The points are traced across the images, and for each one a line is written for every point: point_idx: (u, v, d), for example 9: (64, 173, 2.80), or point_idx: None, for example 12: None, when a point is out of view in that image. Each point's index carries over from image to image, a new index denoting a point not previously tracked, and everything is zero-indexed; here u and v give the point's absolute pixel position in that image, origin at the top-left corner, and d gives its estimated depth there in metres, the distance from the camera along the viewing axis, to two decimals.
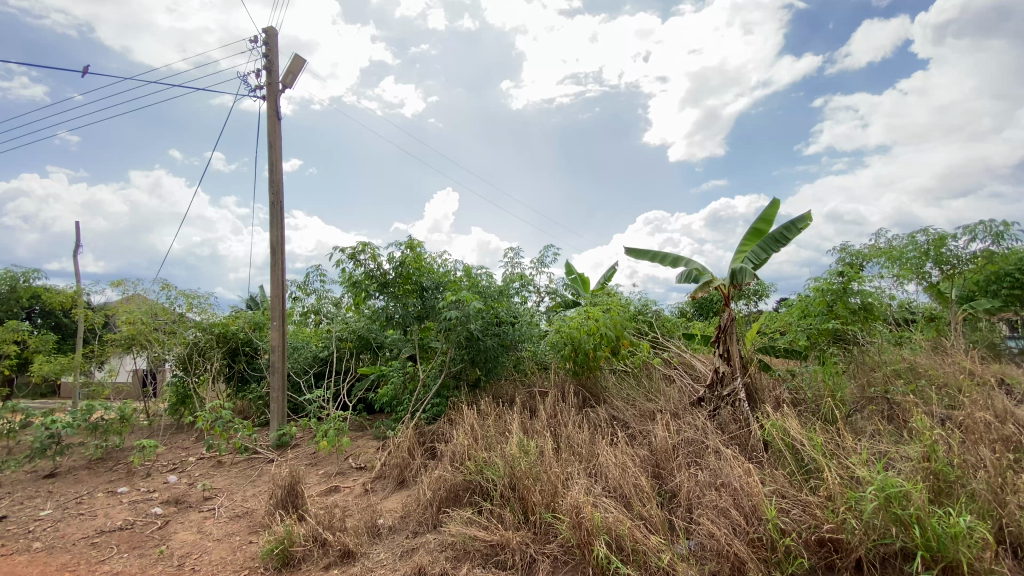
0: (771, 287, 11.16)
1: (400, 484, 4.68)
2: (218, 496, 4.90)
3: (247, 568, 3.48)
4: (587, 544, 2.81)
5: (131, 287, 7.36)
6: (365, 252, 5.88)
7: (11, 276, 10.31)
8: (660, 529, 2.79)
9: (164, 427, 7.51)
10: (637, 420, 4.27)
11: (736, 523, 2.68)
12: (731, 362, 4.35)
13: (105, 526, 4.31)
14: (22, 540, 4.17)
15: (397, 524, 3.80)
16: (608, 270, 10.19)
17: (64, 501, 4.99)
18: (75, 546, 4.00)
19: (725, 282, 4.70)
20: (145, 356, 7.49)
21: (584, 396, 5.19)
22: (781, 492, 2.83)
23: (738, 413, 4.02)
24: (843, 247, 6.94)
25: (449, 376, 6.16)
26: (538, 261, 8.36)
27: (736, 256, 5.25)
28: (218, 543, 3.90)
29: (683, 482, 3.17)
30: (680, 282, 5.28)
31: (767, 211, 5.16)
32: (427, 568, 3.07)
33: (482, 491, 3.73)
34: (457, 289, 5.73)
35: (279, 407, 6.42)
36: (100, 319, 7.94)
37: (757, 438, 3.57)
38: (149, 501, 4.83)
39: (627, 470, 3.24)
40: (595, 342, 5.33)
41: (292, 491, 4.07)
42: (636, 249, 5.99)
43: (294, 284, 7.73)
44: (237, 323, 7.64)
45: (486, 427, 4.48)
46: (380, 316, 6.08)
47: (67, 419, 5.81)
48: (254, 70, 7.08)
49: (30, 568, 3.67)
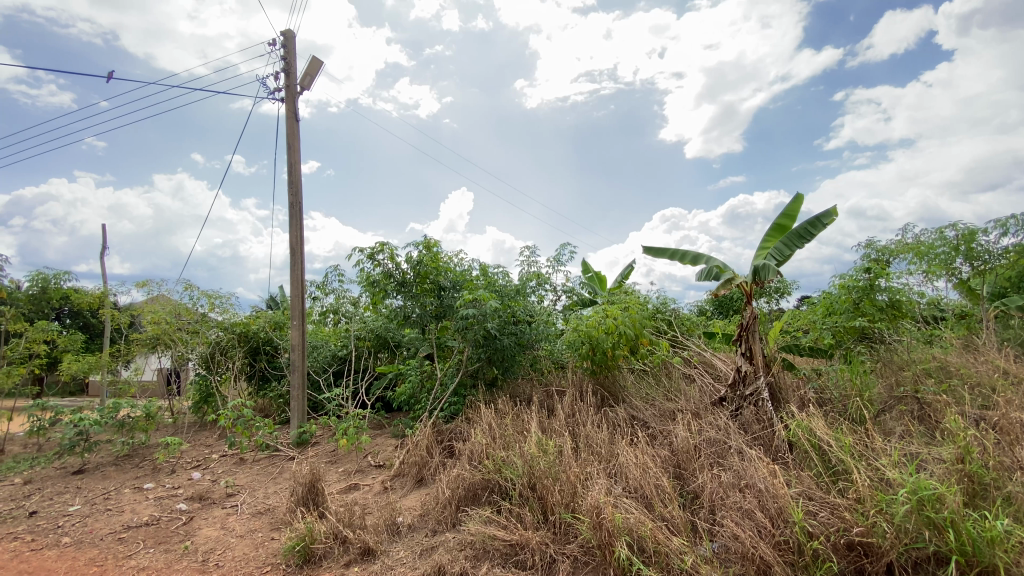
0: (793, 285, 10.95)
1: (419, 483, 4.70)
2: (240, 493, 4.97)
3: (269, 565, 3.52)
4: (607, 545, 2.77)
5: (156, 288, 7.52)
6: (383, 251, 5.92)
7: (43, 277, 10.65)
8: (683, 530, 2.74)
9: (188, 424, 7.66)
10: (657, 419, 4.20)
11: (761, 526, 2.62)
12: (753, 361, 4.26)
13: (132, 521, 4.40)
14: (52, 535, 4.28)
15: (416, 523, 3.82)
16: (626, 269, 10.10)
17: (92, 497, 5.12)
18: (103, 541, 4.09)
19: (748, 279, 4.60)
20: (169, 355, 7.65)
21: (602, 395, 5.13)
22: (808, 494, 2.76)
23: (761, 413, 3.93)
24: (869, 243, 6.75)
25: (466, 375, 6.16)
26: (554, 260, 8.31)
27: (759, 253, 5.16)
28: (241, 539, 3.95)
29: (706, 484, 3.11)
30: (700, 280, 5.19)
31: (790, 206, 5.04)
32: (446, 568, 3.05)
33: (500, 490, 3.71)
34: (474, 288, 5.72)
35: (299, 405, 6.49)
36: (126, 319, 8.13)
37: (782, 439, 3.48)
38: (175, 498, 4.93)
39: (648, 471, 3.19)
40: (613, 340, 5.27)
41: (313, 489, 4.11)
42: (655, 247, 5.90)
43: (313, 284, 7.78)
44: (258, 322, 7.76)
45: (503, 426, 4.46)
46: (398, 315, 6.12)
47: (95, 417, 5.96)
48: (274, 74, 7.19)
49: (59, 563, 3.76)
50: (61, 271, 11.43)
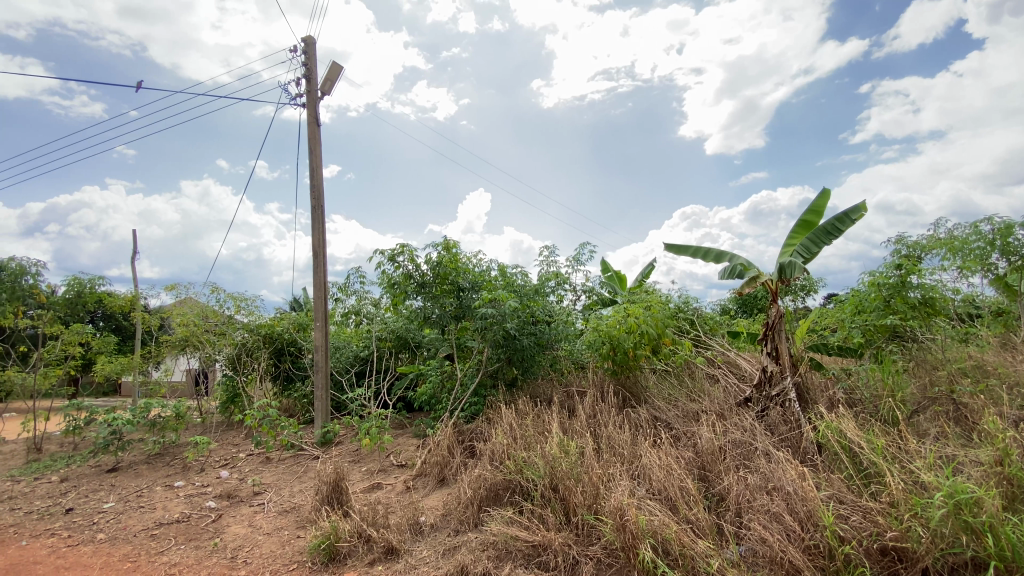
0: (819, 282, 10.70)
1: (441, 483, 4.73)
2: (267, 492, 5.07)
3: (295, 563, 3.57)
4: (631, 548, 2.74)
5: (184, 291, 7.73)
6: (403, 253, 5.97)
7: (78, 282, 11.05)
8: (709, 533, 2.69)
9: (216, 424, 7.86)
10: (680, 420, 4.14)
11: (790, 529, 2.56)
12: (780, 361, 4.17)
13: (164, 518, 4.53)
14: (88, 531, 4.43)
15: (438, 523, 3.84)
16: (646, 268, 9.95)
17: (126, 494, 5.28)
18: (137, 538, 4.21)
19: (773, 277, 4.50)
20: (198, 356, 7.85)
21: (624, 395, 5.08)
22: (839, 498, 2.69)
23: (788, 414, 3.84)
24: (899, 238, 6.54)
25: (486, 375, 6.17)
26: (573, 259, 8.25)
27: (784, 250, 5.04)
28: (268, 537, 4.03)
29: (732, 486, 3.05)
30: (723, 278, 5.10)
31: (816, 202, 4.92)
32: (469, 568, 3.06)
33: (522, 491, 3.70)
34: (493, 288, 5.72)
35: (322, 406, 6.59)
36: (156, 322, 8.38)
37: (810, 440, 3.40)
38: (204, 495, 5.06)
39: (672, 472, 3.14)
40: (635, 340, 5.21)
41: (337, 488, 4.16)
42: (676, 245, 5.82)
43: (335, 286, 7.89)
44: (282, 324, 7.90)
45: (524, 426, 4.45)
46: (418, 316, 6.16)
47: (127, 416, 6.16)
48: (295, 80, 7.32)
49: (95, 558, 3.88)
50: (95, 276, 11.82)
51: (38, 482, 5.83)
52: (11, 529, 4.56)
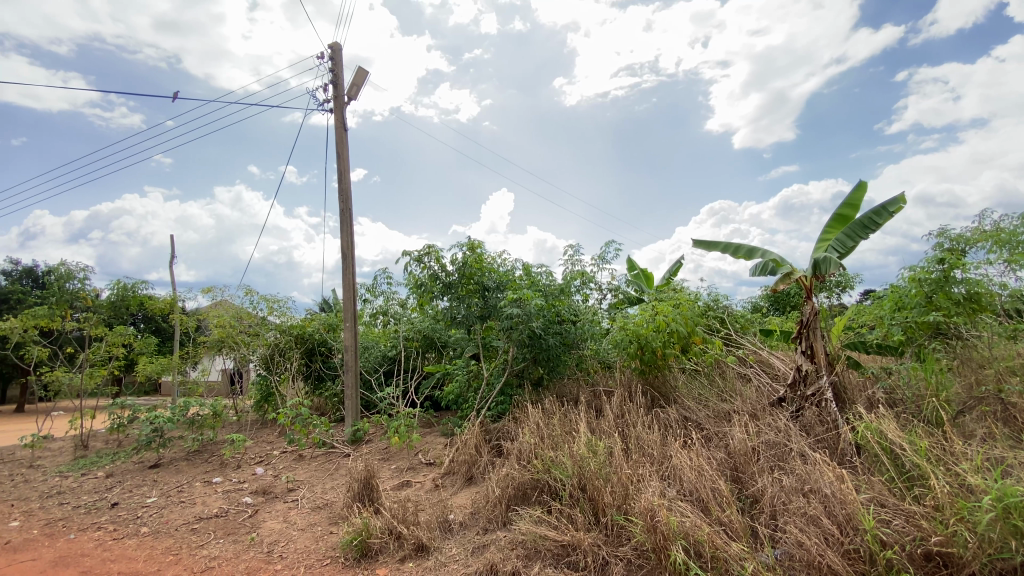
0: (855, 278, 10.34)
1: (468, 481, 4.76)
2: (301, 488, 5.20)
3: (328, 558, 3.65)
4: (663, 549, 2.70)
5: (219, 293, 8.00)
6: (429, 254, 6.03)
7: (121, 285, 11.56)
8: (743, 536, 2.63)
9: (250, 422, 8.10)
10: (711, 420, 4.07)
11: (828, 533, 2.48)
12: (815, 359, 4.05)
13: (203, 513, 4.70)
14: (134, 524, 4.63)
15: (467, 521, 3.88)
16: (673, 265, 9.80)
17: (167, 489, 5.49)
18: (178, 531, 4.38)
19: (807, 273, 4.37)
20: (233, 357, 8.10)
21: (652, 395, 5.00)
22: (880, 501, 2.59)
23: (824, 414, 3.73)
24: (941, 231, 6.26)
25: (512, 374, 6.18)
26: (598, 258, 8.19)
27: (818, 245, 4.89)
28: (302, 533, 4.13)
29: (766, 487, 2.98)
30: (754, 274, 4.98)
31: (851, 195, 4.76)
32: (499, 566, 3.07)
33: (550, 490, 3.68)
34: (518, 288, 5.72)
35: (352, 404, 6.72)
36: (193, 323, 8.69)
37: (848, 442, 3.29)
38: (241, 491, 5.22)
39: (703, 473, 3.09)
40: (663, 339, 5.13)
41: (368, 485, 4.24)
42: (705, 241, 5.71)
43: (363, 287, 8.03)
44: (313, 324, 8.10)
45: (552, 426, 4.42)
46: (445, 316, 6.22)
47: (168, 414, 6.41)
48: (323, 86, 7.48)
49: (140, 551, 4.05)
50: (136, 279, 12.33)
51: (86, 477, 6.11)
52: (62, 522, 4.79)
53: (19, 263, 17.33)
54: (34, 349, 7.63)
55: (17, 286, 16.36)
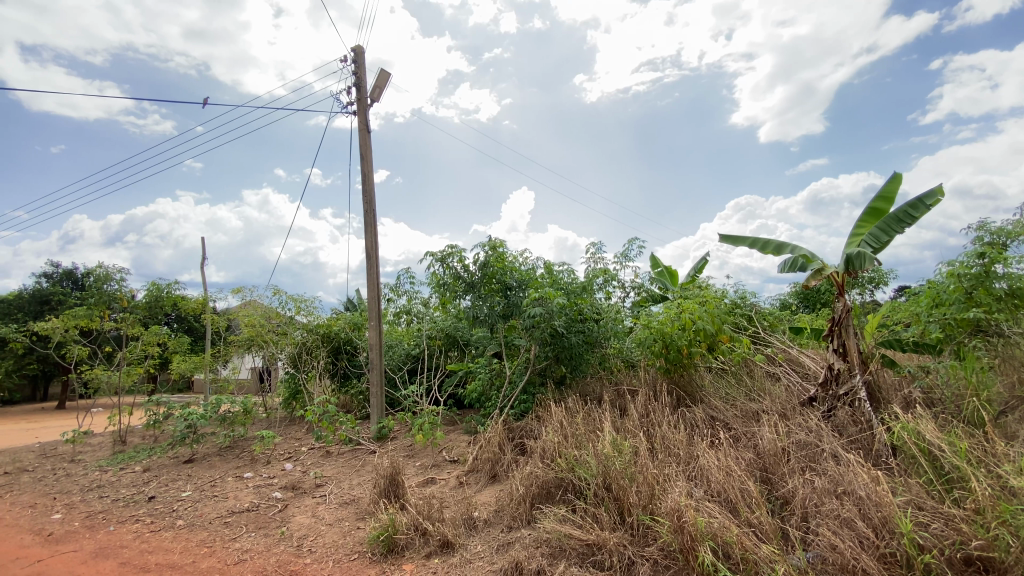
0: (889, 273, 10.01)
1: (492, 479, 4.78)
2: (328, 484, 5.30)
3: (356, 553, 3.72)
4: (690, 550, 2.65)
5: (249, 293, 8.21)
6: (452, 254, 6.07)
7: (156, 287, 11.98)
8: (773, 538, 2.58)
9: (279, 419, 8.31)
10: (739, 420, 3.99)
11: (863, 536, 2.41)
12: (847, 357, 3.94)
13: (236, 507, 4.84)
14: (170, 517, 4.80)
15: (491, 518, 3.90)
16: (698, 261, 9.63)
17: (201, 484, 5.67)
18: (212, 524, 4.52)
19: (839, 269, 4.24)
20: (262, 355, 8.31)
21: (678, 395, 4.92)
22: (918, 504, 2.50)
23: (858, 414, 3.63)
24: (982, 224, 6.01)
25: (535, 372, 6.17)
26: (621, 256, 8.12)
27: (851, 240, 4.75)
28: (330, 528, 4.21)
29: (797, 489, 2.90)
30: (783, 271, 4.86)
31: (886, 187, 4.60)
32: (524, 564, 3.08)
33: (575, 489, 3.66)
34: (540, 287, 5.70)
35: (377, 402, 6.81)
36: (224, 323, 8.95)
37: (883, 443, 3.19)
38: (271, 486, 5.36)
39: (732, 474, 3.03)
40: (689, 337, 5.03)
41: (394, 482, 4.30)
42: (732, 237, 5.60)
43: (387, 287, 8.13)
44: (339, 323, 8.24)
45: (575, 425, 4.39)
46: (467, 315, 6.25)
47: (201, 411, 6.62)
48: (346, 89, 7.60)
49: (176, 543, 4.20)
50: (170, 281, 12.75)
51: (124, 472, 6.36)
52: (102, 514, 4.99)
53: (60, 266, 18.13)
54: (75, 348, 7.95)
55: (59, 287, 17.15)
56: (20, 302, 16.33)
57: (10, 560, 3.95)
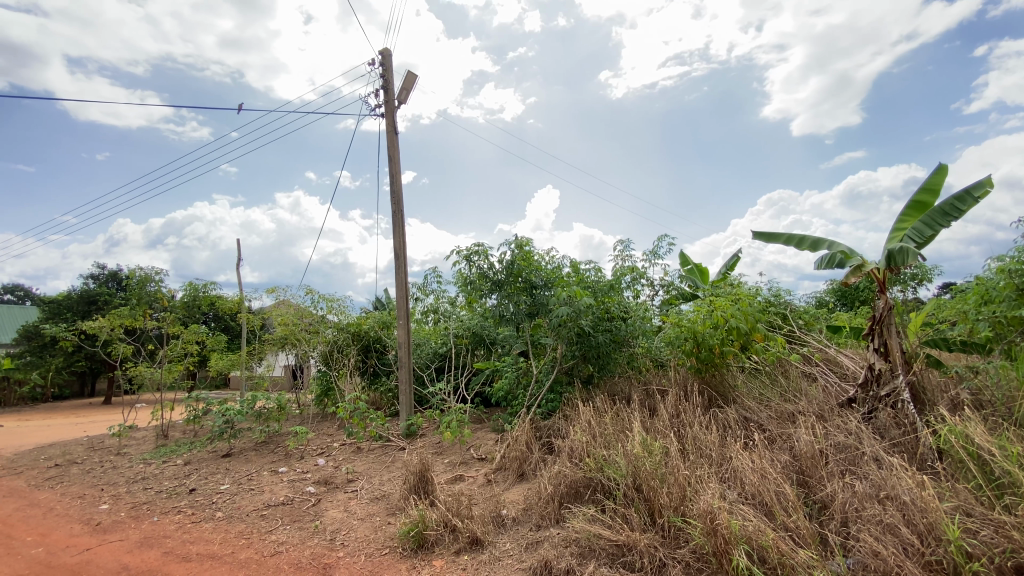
0: (934, 270, 9.56)
1: (520, 478, 4.79)
2: (360, 479, 5.42)
3: (387, 548, 3.78)
4: (724, 554, 2.60)
5: (282, 293, 8.44)
6: (478, 253, 6.10)
7: (194, 287, 12.42)
8: (811, 543, 2.50)
9: (312, 416, 8.52)
10: (774, 421, 3.88)
11: (907, 543, 2.32)
12: (889, 357, 3.78)
13: (271, 501, 4.98)
14: (209, 509, 4.98)
15: (520, 516, 3.91)
16: (729, 259, 9.38)
17: (238, 478, 5.87)
18: (249, 517, 4.67)
19: (880, 265, 4.08)
20: (295, 353, 8.54)
21: (710, 396, 4.81)
22: (966, 510, 2.39)
23: (901, 416, 3.49)
24: None
25: (562, 371, 6.14)
26: (650, 253, 8.00)
27: (893, 235, 4.56)
28: (362, 522, 4.30)
29: (837, 493, 2.81)
30: (820, 267, 4.69)
31: (931, 179, 4.39)
32: (553, 563, 3.08)
33: (604, 489, 3.62)
34: (567, 286, 5.67)
35: (406, 399, 6.92)
36: (258, 322, 9.23)
37: (928, 446, 3.05)
38: (305, 481, 5.50)
39: (767, 476, 2.95)
40: (722, 336, 4.90)
41: (423, 478, 4.36)
42: (766, 233, 5.44)
43: (414, 286, 8.23)
44: (369, 322, 8.37)
45: (604, 424, 4.34)
46: (493, 314, 6.27)
47: (238, 407, 6.85)
48: (375, 92, 7.72)
49: (216, 534, 4.35)
50: (207, 281, 13.18)
51: (167, 465, 6.63)
52: (146, 505, 5.22)
53: (106, 267, 19.02)
54: (120, 346, 8.33)
55: (104, 288, 17.99)
56: (69, 302, 17.20)
57: (62, 548, 4.17)
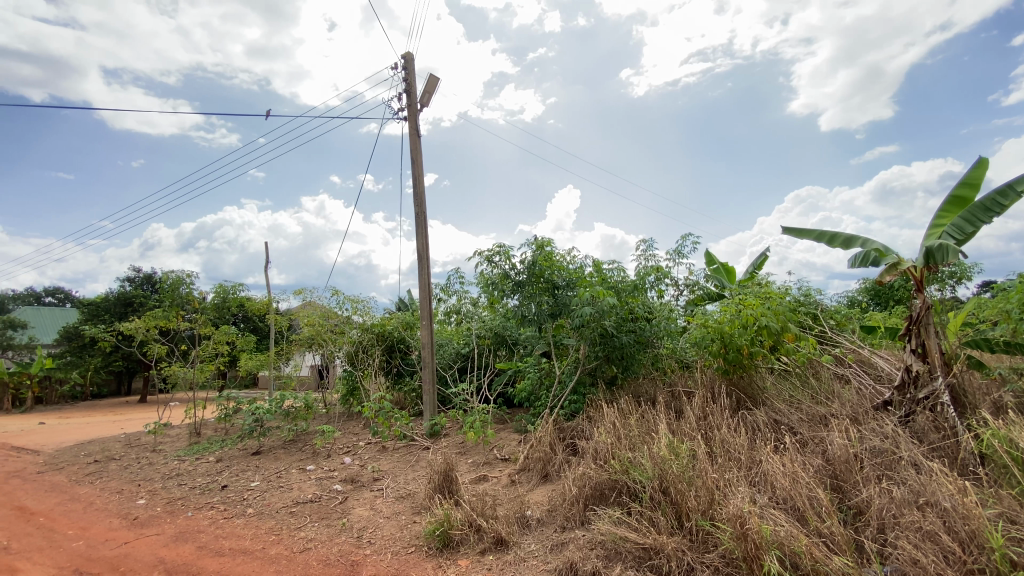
0: (974, 267, 9.18)
1: (544, 479, 4.78)
2: (385, 478, 5.49)
3: (413, 546, 3.82)
4: (755, 559, 2.54)
5: (308, 294, 8.63)
6: (500, 253, 6.11)
7: (225, 289, 12.76)
8: (846, 550, 2.43)
9: (338, 415, 8.68)
10: (805, 424, 3.79)
11: (947, 551, 2.23)
12: (927, 358, 3.65)
13: (300, 498, 5.09)
14: (241, 505, 5.11)
15: (544, 517, 3.91)
16: (757, 257, 9.17)
17: (268, 475, 6.01)
18: (279, 513, 4.78)
19: (918, 263, 3.93)
20: (322, 353, 8.71)
21: (738, 398, 4.71)
22: (1011, 517, 2.29)
23: (940, 419, 3.36)
24: None
25: (585, 372, 6.10)
26: (675, 252, 7.89)
27: (930, 232, 4.41)
28: (388, 520, 4.35)
29: (873, 498, 2.72)
30: (853, 266, 4.56)
31: (971, 173, 4.22)
32: (579, 565, 3.07)
33: (630, 492, 3.58)
34: (590, 286, 5.63)
35: (430, 399, 6.98)
36: (286, 322, 9.44)
37: (970, 451, 2.94)
38: (332, 479, 5.60)
39: (799, 480, 2.88)
40: (750, 336, 4.80)
41: (447, 478, 4.39)
42: (796, 231, 5.30)
43: (437, 287, 8.29)
44: (392, 323, 8.47)
45: (628, 426, 4.30)
46: (515, 315, 6.27)
47: (267, 406, 7.02)
48: (398, 96, 7.82)
49: (248, 530, 4.47)
50: (237, 283, 13.51)
51: (200, 462, 6.85)
52: (181, 501, 5.40)
53: (141, 271, 19.72)
54: (156, 346, 8.63)
55: (140, 291, 18.65)
56: (107, 304, 17.89)
57: (102, 542, 4.34)
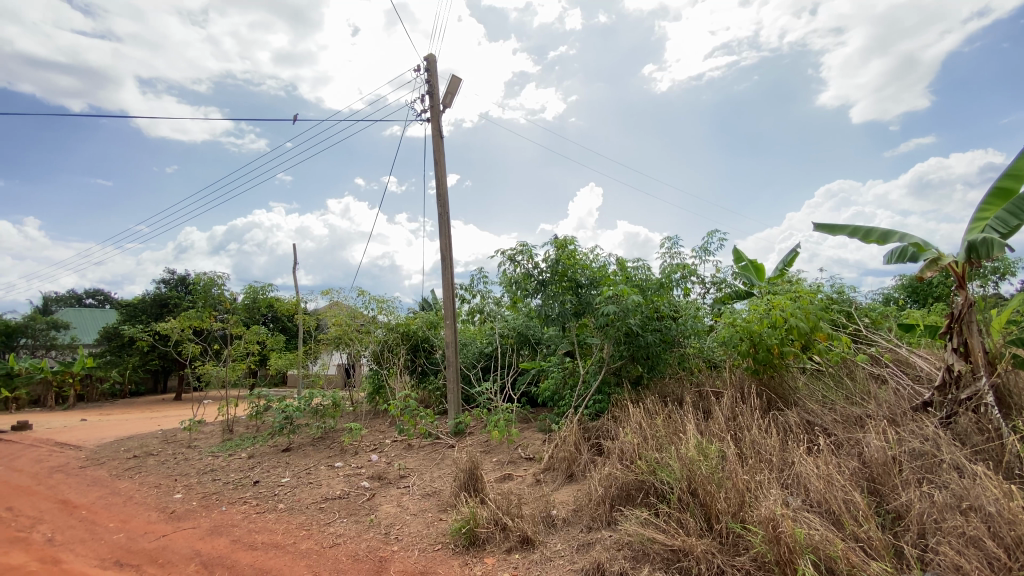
0: (1020, 262, 8.75)
1: (569, 478, 4.77)
2: (411, 476, 5.55)
3: (439, 543, 3.86)
4: (788, 563, 2.49)
5: (335, 294, 8.80)
6: (522, 253, 6.11)
7: (255, 290, 13.11)
8: (885, 555, 2.35)
9: (365, 413, 8.82)
10: (839, 425, 3.68)
11: (992, 557, 2.14)
12: (970, 357, 3.50)
13: (329, 494, 5.19)
14: (272, 501, 5.25)
15: (570, 517, 3.90)
16: (787, 254, 8.92)
17: (298, 471, 6.15)
18: (309, 509, 4.89)
19: (959, 258, 3.77)
20: (348, 352, 8.86)
21: (768, 398, 4.61)
22: None
23: (984, 421, 3.22)
24: None
25: (610, 372, 6.05)
26: (701, 249, 7.75)
27: (973, 226, 4.22)
28: (414, 517, 4.41)
29: (912, 502, 2.62)
30: (890, 262, 4.40)
31: (1016, 163, 4.03)
32: (606, 566, 3.05)
33: (657, 493, 3.54)
34: (614, 285, 5.58)
35: (454, 397, 7.04)
36: (314, 322, 9.64)
37: (1016, 454, 2.81)
38: (359, 476, 5.70)
39: (833, 482, 2.80)
40: (781, 335, 4.68)
41: (473, 476, 4.41)
42: (829, 226, 5.14)
43: (460, 287, 8.34)
44: (417, 322, 8.56)
45: (655, 426, 4.24)
46: (539, 314, 6.26)
47: (296, 404, 7.19)
48: (421, 98, 7.90)
49: (279, 524, 4.59)
50: (266, 284, 13.84)
51: (233, 458, 7.05)
52: (215, 496, 5.57)
53: (175, 273, 20.42)
54: (190, 346, 8.93)
55: (174, 292, 19.31)
56: (144, 306, 18.60)
57: (141, 534, 4.51)
